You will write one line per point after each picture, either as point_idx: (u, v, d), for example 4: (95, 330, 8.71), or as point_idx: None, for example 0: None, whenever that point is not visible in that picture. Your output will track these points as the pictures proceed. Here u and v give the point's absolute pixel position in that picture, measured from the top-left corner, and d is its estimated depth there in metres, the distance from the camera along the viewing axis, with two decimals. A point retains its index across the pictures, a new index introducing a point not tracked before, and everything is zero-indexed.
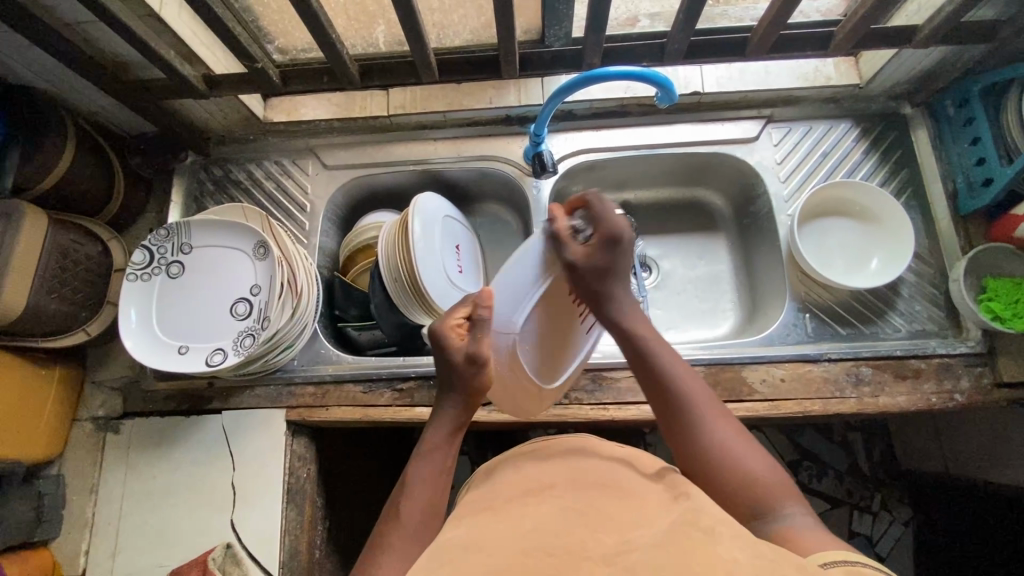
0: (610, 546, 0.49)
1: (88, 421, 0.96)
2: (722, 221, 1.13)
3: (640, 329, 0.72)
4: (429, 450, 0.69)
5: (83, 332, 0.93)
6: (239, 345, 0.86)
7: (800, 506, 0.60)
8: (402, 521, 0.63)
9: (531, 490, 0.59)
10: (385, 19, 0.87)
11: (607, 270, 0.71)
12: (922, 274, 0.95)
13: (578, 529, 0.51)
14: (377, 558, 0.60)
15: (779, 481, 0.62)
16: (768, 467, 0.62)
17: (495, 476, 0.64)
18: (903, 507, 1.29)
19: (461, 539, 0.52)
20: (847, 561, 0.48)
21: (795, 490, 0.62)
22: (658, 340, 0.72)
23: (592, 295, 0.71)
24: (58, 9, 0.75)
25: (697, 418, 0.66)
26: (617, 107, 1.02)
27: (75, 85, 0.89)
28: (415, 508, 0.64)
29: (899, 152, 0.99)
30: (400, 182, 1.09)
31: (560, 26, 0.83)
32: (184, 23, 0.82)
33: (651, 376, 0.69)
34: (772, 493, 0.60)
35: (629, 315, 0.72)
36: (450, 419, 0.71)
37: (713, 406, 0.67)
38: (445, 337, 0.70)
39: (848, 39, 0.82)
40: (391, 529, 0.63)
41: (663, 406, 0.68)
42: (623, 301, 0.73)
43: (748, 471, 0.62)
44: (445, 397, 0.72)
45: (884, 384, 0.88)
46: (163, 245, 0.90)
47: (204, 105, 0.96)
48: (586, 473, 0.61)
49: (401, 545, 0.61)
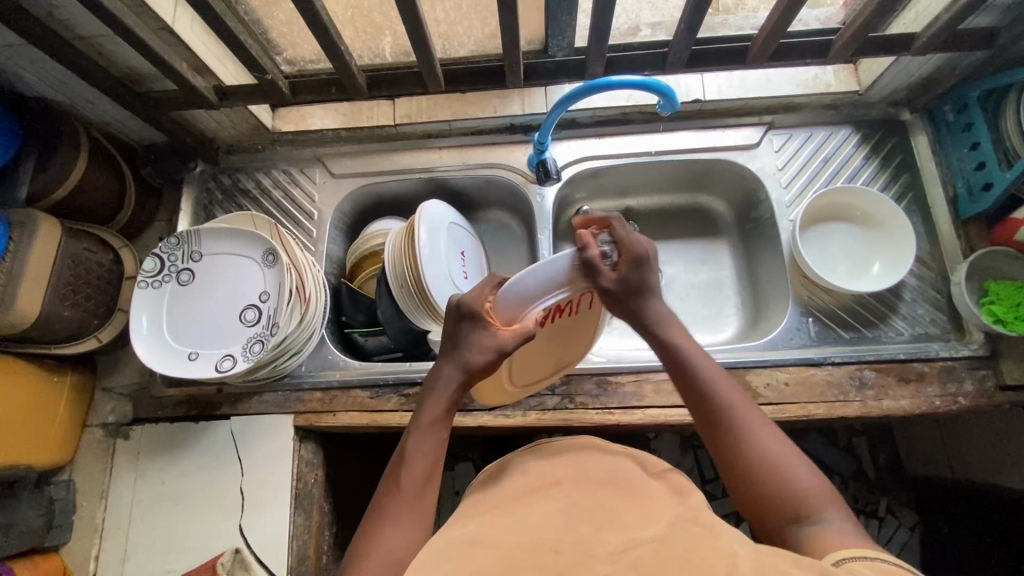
0: (615, 542, 0.50)
1: (98, 427, 0.97)
2: (725, 227, 1.14)
3: (677, 335, 0.71)
4: (424, 422, 0.67)
5: (94, 338, 0.94)
6: (248, 351, 0.87)
7: (838, 510, 0.58)
8: (402, 493, 0.62)
9: (537, 486, 0.60)
10: (392, 31, 0.89)
11: (640, 286, 0.70)
12: (924, 278, 0.95)
13: (583, 525, 0.52)
14: (373, 531, 0.60)
15: (819, 486, 0.60)
16: (808, 472, 0.61)
17: (500, 473, 0.65)
18: (909, 512, 1.29)
19: (470, 536, 0.52)
20: (866, 557, 0.49)
21: (835, 494, 0.60)
22: (695, 347, 0.70)
23: (628, 312, 0.70)
24: (75, 22, 0.77)
25: (737, 424, 0.64)
26: (619, 115, 1.04)
27: (88, 96, 0.91)
28: (415, 480, 0.63)
29: (900, 158, 1.00)
30: (405, 190, 1.10)
31: (562, 36, 0.84)
32: (196, 35, 0.84)
33: (685, 382, 0.68)
34: (813, 495, 0.59)
35: (667, 323, 0.72)
36: (448, 392, 0.68)
37: (751, 412, 0.65)
38: (474, 309, 0.68)
39: (846, 47, 0.84)
40: (391, 499, 0.62)
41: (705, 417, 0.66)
42: (660, 314, 0.72)
43: (793, 479, 0.60)
44: (441, 369, 0.69)
45: (888, 387, 0.88)
46: (174, 252, 0.91)
47: (213, 115, 0.98)
48: (593, 469, 0.62)
49: (397, 522, 0.60)
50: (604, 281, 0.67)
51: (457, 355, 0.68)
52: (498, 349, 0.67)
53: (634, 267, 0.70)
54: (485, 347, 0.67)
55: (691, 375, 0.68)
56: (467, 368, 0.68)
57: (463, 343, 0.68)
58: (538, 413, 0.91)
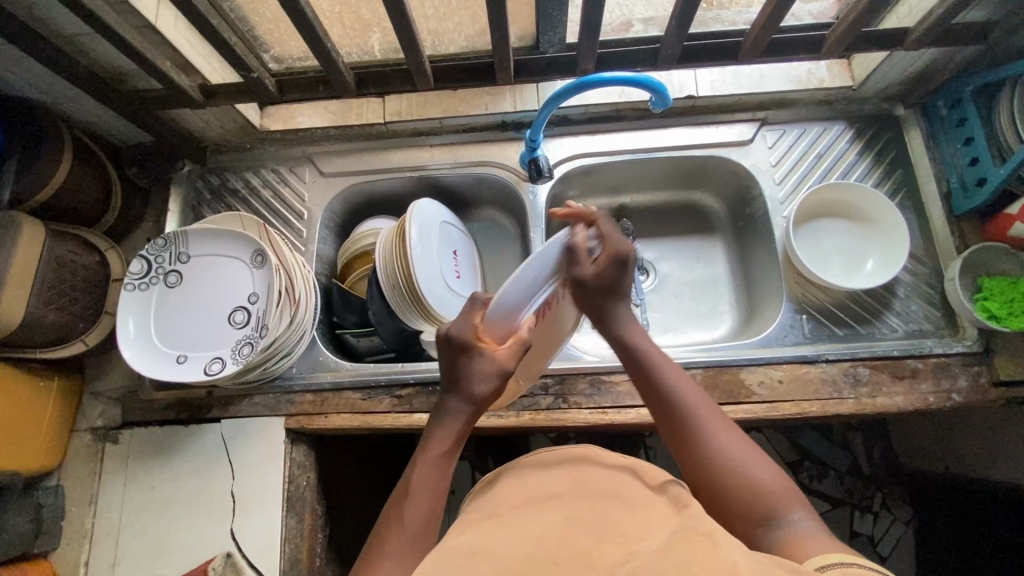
0: (614, 556, 0.48)
1: (87, 432, 0.96)
2: (718, 224, 1.13)
3: (641, 341, 0.73)
4: (427, 454, 0.65)
5: (81, 342, 0.93)
6: (237, 353, 0.86)
7: (806, 512, 0.58)
8: (404, 527, 0.60)
9: (537, 498, 0.59)
10: (381, 27, 0.88)
11: (613, 290, 0.73)
12: (918, 274, 0.95)
13: (584, 536, 0.52)
14: (375, 562, 0.58)
15: (785, 490, 0.60)
16: (774, 475, 0.61)
17: (500, 487, 0.64)
18: (903, 506, 1.30)
19: (465, 548, 0.52)
20: (841, 564, 0.48)
21: (801, 497, 0.60)
22: (659, 353, 0.72)
23: (595, 311, 0.73)
24: (55, 21, 0.75)
25: (700, 429, 0.64)
26: (612, 112, 1.03)
27: (71, 95, 0.89)
28: (420, 513, 0.61)
29: (893, 154, 1.00)
30: (396, 189, 1.09)
31: (553, 32, 0.83)
32: (180, 33, 0.82)
33: (649, 391, 0.69)
34: (779, 500, 0.59)
35: (630, 330, 0.74)
36: (454, 426, 0.67)
37: (716, 416, 0.66)
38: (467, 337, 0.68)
39: (839, 42, 0.83)
40: (392, 534, 0.60)
41: (666, 423, 0.67)
42: (626, 319, 0.74)
43: (754, 480, 0.60)
44: (448, 403, 0.68)
45: (882, 384, 0.88)
46: (161, 253, 0.90)
47: (200, 114, 0.96)
48: (593, 482, 0.61)
49: (399, 554, 0.58)
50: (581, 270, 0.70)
51: (461, 390, 0.68)
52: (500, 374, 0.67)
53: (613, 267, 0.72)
54: (487, 375, 0.67)
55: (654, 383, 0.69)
56: (471, 400, 0.67)
57: (461, 377, 0.68)
58: (532, 413, 0.91)
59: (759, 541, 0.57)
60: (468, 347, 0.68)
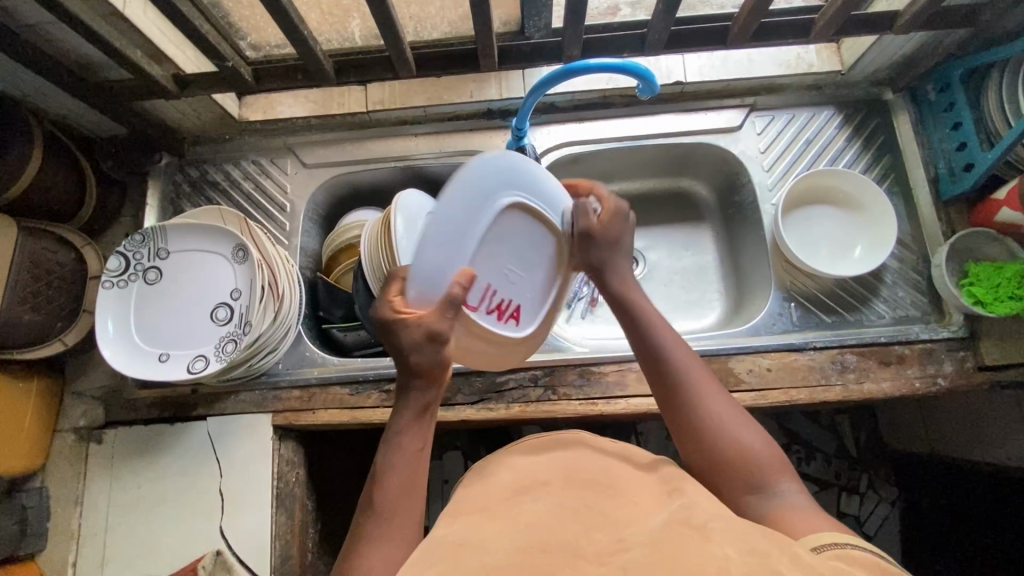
0: (603, 543, 0.49)
1: (70, 432, 0.94)
2: (708, 211, 1.13)
3: (639, 302, 0.71)
4: (400, 445, 0.64)
5: (60, 342, 0.90)
6: (221, 351, 0.85)
7: (792, 482, 0.59)
8: (381, 509, 0.61)
9: (524, 486, 0.59)
10: (360, 12, 0.85)
11: (611, 247, 0.72)
12: (905, 260, 0.95)
13: (573, 524, 0.52)
14: (358, 547, 0.60)
15: (774, 459, 0.60)
16: (764, 442, 0.61)
17: (487, 470, 0.64)
18: (890, 487, 1.31)
19: (454, 538, 0.51)
20: (841, 545, 0.48)
21: (789, 466, 0.61)
22: (655, 316, 0.70)
23: (592, 268, 0.72)
24: (17, 10, 0.71)
25: (695, 395, 0.64)
26: (599, 98, 1.01)
27: (39, 86, 0.86)
28: (394, 494, 0.62)
29: (882, 139, 0.99)
30: (380, 180, 1.07)
31: (538, 17, 0.81)
32: (151, 20, 0.79)
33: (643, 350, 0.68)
34: (767, 467, 0.59)
35: (629, 288, 0.72)
36: (415, 401, 0.65)
37: (709, 383, 0.65)
38: (387, 316, 0.62)
39: (828, 26, 0.81)
40: (373, 517, 0.61)
41: (657, 375, 0.67)
42: (626, 274, 0.72)
43: (744, 446, 0.60)
44: (409, 389, 0.65)
45: (869, 370, 0.88)
46: (139, 250, 0.87)
47: (176, 105, 0.93)
48: (580, 471, 0.61)
49: (382, 536, 0.60)
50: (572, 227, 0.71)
51: (406, 368, 0.64)
52: (433, 339, 0.61)
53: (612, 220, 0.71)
54: (436, 360, 0.63)
55: (650, 343, 0.68)
56: (419, 374, 0.64)
57: (399, 354, 0.63)
58: (522, 405, 0.90)
59: (748, 508, 0.58)
60: (390, 323, 0.62)
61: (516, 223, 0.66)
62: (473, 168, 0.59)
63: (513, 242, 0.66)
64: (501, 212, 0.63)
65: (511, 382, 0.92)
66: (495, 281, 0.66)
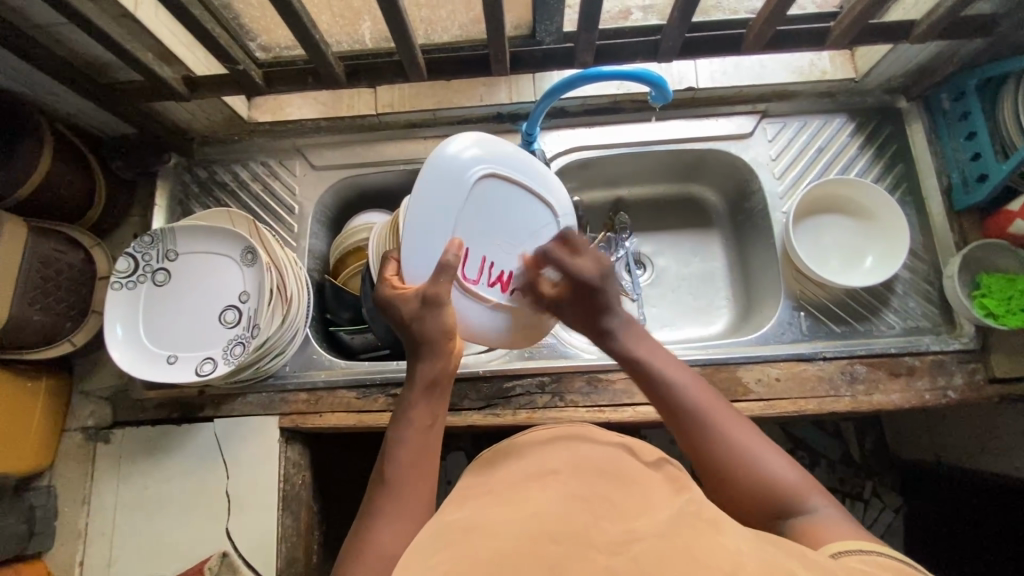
0: (613, 533, 0.48)
1: (78, 432, 0.95)
2: (716, 217, 1.12)
3: (643, 351, 0.69)
4: (409, 414, 0.66)
5: (69, 342, 0.91)
6: (229, 353, 0.85)
7: (821, 497, 0.59)
8: (391, 486, 0.61)
9: (531, 474, 0.57)
10: (371, 15, 0.84)
11: (602, 306, 0.71)
12: (916, 271, 0.95)
13: (584, 513, 0.50)
14: (367, 526, 0.59)
15: (801, 479, 0.60)
16: (790, 466, 0.60)
17: (496, 463, 0.63)
18: (894, 494, 1.31)
19: (463, 524, 0.50)
20: (863, 550, 0.49)
21: (814, 481, 0.61)
22: (663, 359, 0.69)
23: (598, 326, 0.72)
24: (29, 11, 0.71)
25: (713, 430, 0.63)
26: (610, 104, 1.01)
27: (50, 86, 0.85)
28: (403, 468, 0.62)
29: (895, 147, 0.98)
30: (388, 182, 1.06)
31: (550, 21, 0.80)
32: (162, 22, 0.79)
33: (656, 398, 0.66)
34: (799, 492, 0.59)
35: (632, 342, 0.70)
36: (429, 373, 0.67)
37: (725, 412, 0.64)
38: (386, 294, 0.70)
39: (845, 34, 0.80)
40: (385, 494, 0.61)
41: (674, 420, 0.65)
42: (627, 329, 0.71)
43: (773, 476, 0.59)
44: (421, 361, 0.67)
45: (879, 382, 0.88)
46: (148, 251, 0.88)
47: (185, 106, 0.93)
48: (589, 460, 0.59)
49: (391, 512, 0.60)
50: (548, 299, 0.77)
51: (416, 338, 0.67)
52: (428, 302, 0.66)
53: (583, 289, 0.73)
54: (444, 329, 0.67)
55: (662, 393, 0.66)
56: (429, 344, 0.67)
57: (409, 326, 0.67)
58: (528, 412, 0.90)
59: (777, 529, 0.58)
60: (385, 299, 0.69)
61: (497, 201, 0.75)
62: (443, 158, 0.70)
63: (490, 211, 0.75)
64: (473, 186, 0.72)
65: (517, 389, 0.91)
66: (488, 252, 0.76)
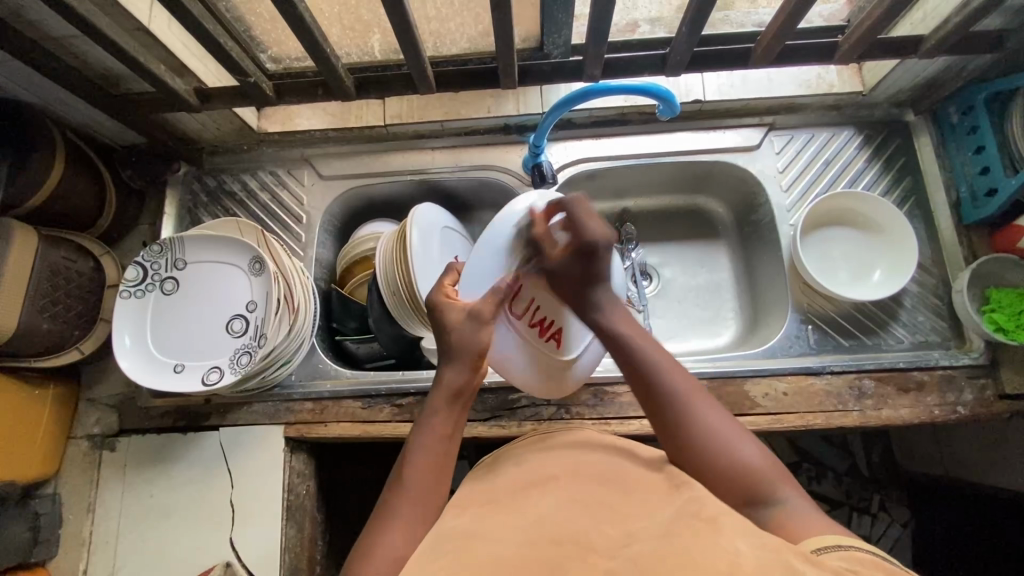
0: (614, 537, 0.47)
1: (84, 439, 0.95)
2: (723, 229, 1.12)
3: (620, 325, 0.71)
4: (432, 421, 0.66)
5: (77, 350, 0.91)
6: (235, 363, 0.85)
7: (791, 488, 0.58)
8: (406, 489, 0.61)
9: (531, 481, 0.57)
10: (380, 28, 0.85)
11: (586, 278, 0.73)
12: (925, 285, 0.94)
13: (583, 519, 0.50)
14: (376, 534, 0.57)
15: (769, 467, 0.59)
16: (759, 451, 0.59)
17: (496, 466, 0.63)
18: (902, 508, 1.28)
19: (462, 531, 0.50)
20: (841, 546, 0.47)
21: (784, 471, 0.60)
22: (639, 334, 0.70)
23: (579, 300, 0.73)
24: (45, 24, 0.72)
25: (683, 408, 0.63)
26: (616, 116, 1.01)
27: (62, 97, 0.86)
28: (424, 475, 0.62)
29: (902, 161, 0.98)
30: (395, 193, 1.07)
31: (558, 35, 0.80)
32: (174, 34, 0.80)
33: (631, 371, 0.67)
34: (765, 477, 0.58)
35: (612, 316, 0.71)
36: (454, 382, 0.67)
37: (694, 391, 0.64)
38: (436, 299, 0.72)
39: (854, 49, 0.80)
40: (400, 498, 0.60)
41: (647, 395, 0.65)
42: (607, 304, 0.73)
43: (738, 460, 0.59)
44: (445, 368, 0.68)
45: (887, 397, 0.87)
46: (157, 260, 0.88)
47: (197, 117, 0.94)
48: (591, 465, 0.58)
49: (406, 521, 0.58)
50: (551, 266, 0.74)
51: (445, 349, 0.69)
52: (473, 315, 0.69)
53: (580, 251, 0.73)
54: (475, 342, 0.68)
55: (635, 359, 0.67)
56: (462, 354, 0.68)
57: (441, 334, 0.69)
58: (534, 424, 0.90)
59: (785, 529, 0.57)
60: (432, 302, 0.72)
61: None
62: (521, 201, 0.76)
63: None
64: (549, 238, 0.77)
65: (524, 400, 0.91)
66: (540, 297, 0.77)
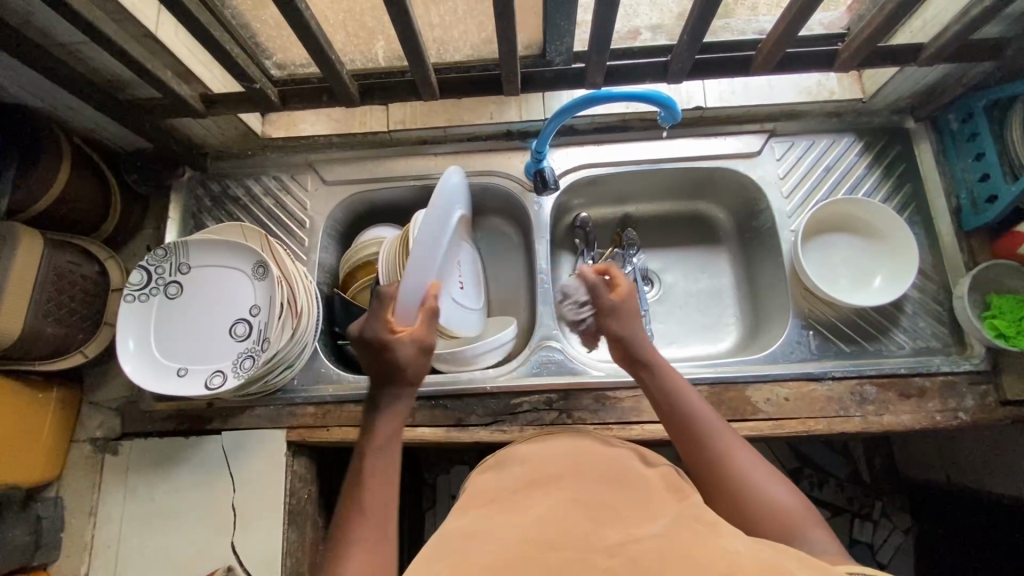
0: (614, 537, 0.47)
1: (87, 442, 0.95)
2: (724, 234, 1.12)
3: (657, 369, 0.75)
4: (384, 446, 0.70)
5: (80, 353, 0.92)
6: (238, 367, 0.85)
7: (823, 530, 0.58)
8: (363, 512, 0.63)
9: (533, 480, 0.57)
10: (384, 35, 0.85)
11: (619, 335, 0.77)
12: (926, 291, 0.94)
13: (582, 518, 0.50)
14: (340, 556, 0.59)
15: (801, 509, 0.59)
16: (792, 494, 0.60)
17: (500, 467, 0.62)
18: (904, 515, 1.28)
19: (464, 529, 0.50)
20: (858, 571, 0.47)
21: (816, 514, 0.60)
22: (674, 378, 0.73)
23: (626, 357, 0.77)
24: (54, 30, 0.73)
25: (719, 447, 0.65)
26: (618, 122, 1.02)
27: (69, 103, 0.87)
28: (377, 497, 0.65)
29: (903, 167, 0.99)
30: (398, 198, 1.08)
31: (560, 42, 0.80)
32: (181, 41, 0.80)
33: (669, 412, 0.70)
34: (799, 519, 0.58)
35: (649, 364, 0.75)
36: (401, 411, 0.73)
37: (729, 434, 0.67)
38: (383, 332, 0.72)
39: (853, 57, 0.82)
40: (357, 522, 0.62)
41: (684, 435, 0.68)
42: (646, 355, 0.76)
43: (774, 501, 0.60)
44: (394, 398, 0.73)
45: (888, 403, 0.88)
46: (162, 264, 0.89)
47: (202, 123, 0.95)
48: (594, 463, 0.58)
49: (365, 541, 0.60)
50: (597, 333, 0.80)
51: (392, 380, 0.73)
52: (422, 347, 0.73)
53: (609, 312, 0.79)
54: (419, 373, 0.74)
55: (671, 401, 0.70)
56: (406, 383, 0.73)
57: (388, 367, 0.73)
58: (536, 428, 0.90)
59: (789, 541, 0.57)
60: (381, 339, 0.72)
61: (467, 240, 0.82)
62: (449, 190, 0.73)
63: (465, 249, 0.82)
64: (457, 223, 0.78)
65: (526, 405, 0.91)
66: None
